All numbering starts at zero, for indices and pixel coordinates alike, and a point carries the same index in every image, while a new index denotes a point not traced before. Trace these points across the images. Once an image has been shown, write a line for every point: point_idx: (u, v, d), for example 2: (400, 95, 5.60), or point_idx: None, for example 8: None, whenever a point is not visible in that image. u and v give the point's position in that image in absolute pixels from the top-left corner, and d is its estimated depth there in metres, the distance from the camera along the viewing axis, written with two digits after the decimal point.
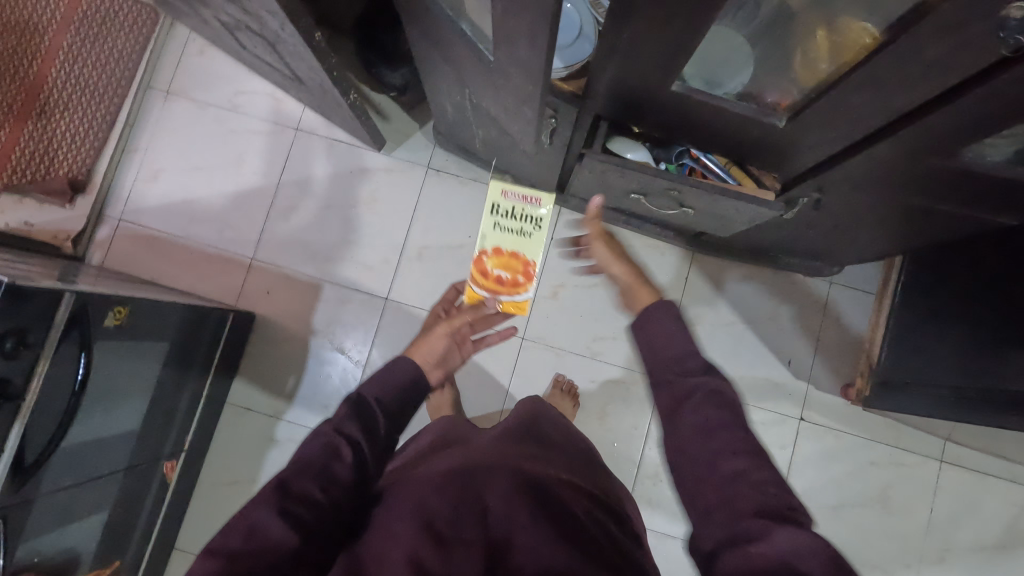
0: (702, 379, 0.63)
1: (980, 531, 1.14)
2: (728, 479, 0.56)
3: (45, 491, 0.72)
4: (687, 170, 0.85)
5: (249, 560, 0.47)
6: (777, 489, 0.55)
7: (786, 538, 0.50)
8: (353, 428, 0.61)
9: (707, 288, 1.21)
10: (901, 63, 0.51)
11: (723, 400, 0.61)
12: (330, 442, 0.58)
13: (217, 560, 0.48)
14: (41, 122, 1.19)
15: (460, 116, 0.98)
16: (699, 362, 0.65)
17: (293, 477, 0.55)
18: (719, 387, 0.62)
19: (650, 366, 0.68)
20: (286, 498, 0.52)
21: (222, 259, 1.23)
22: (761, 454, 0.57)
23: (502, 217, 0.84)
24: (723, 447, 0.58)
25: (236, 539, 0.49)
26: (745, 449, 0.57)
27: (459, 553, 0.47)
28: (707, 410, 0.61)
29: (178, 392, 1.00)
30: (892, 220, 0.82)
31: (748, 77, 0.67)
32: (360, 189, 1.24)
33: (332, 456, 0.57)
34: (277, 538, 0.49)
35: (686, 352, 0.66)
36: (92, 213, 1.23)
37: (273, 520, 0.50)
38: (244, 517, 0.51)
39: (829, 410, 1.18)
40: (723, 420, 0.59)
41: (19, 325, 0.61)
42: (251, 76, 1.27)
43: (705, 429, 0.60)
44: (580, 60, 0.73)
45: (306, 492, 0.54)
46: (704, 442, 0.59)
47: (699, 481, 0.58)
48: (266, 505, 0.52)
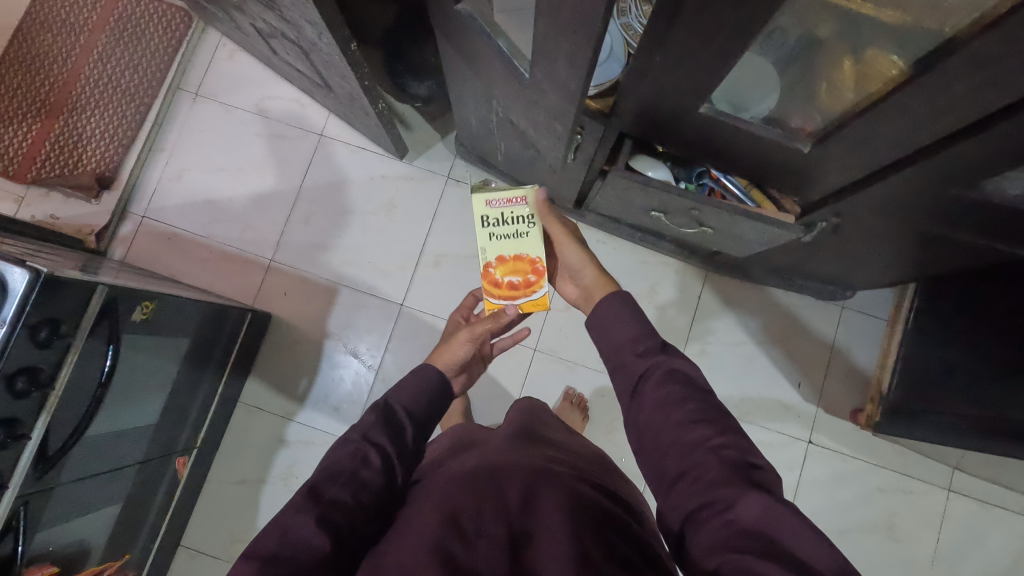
0: (656, 359, 0.63)
1: (986, 562, 1.13)
2: (694, 447, 0.54)
3: (64, 481, 0.73)
4: (706, 190, 0.87)
5: (287, 561, 0.47)
6: (741, 455, 0.53)
7: (755, 505, 0.48)
8: (382, 436, 0.60)
9: (719, 307, 1.22)
10: (929, 95, 0.52)
11: (680, 376, 0.61)
12: (360, 449, 0.58)
13: (254, 562, 0.47)
14: (71, 118, 1.22)
15: (484, 129, 1.01)
16: (654, 342, 0.65)
17: (324, 484, 0.54)
18: (676, 365, 0.62)
19: (608, 350, 0.68)
20: (320, 505, 0.52)
21: (241, 259, 1.25)
22: (725, 425, 0.56)
23: (495, 227, 0.81)
24: (685, 419, 0.57)
25: (270, 543, 0.48)
26: (707, 419, 0.56)
27: (483, 545, 0.46)
28: (667, 387, 0.60)
29: (194, 389, 1.01)
30: (908, 248, 0.83)
31: (774, 102, 0.68)
32: (379, 195, 1.26)
33: (360, 464, 0.56)
34: (312, 544, 0.48)
35: (640, 334, 0.66)
36: (116, 209, 1.24)
37: (308, 526, 0.49)
38: (279, 520, 0.50)
39: (837, 434, 1.18)
40: (681, 395, 0.59)
41: (55, 314, 0.63)
42: (278, 82, 1.30)
43: (662, 405, 0.59)
44: (610, 79, 0.75)
45: (339, 499, 0.53)
46: (663, 417, 0.58)
47: (663, 454, 0.56)
48: (301, 511, 0.51)
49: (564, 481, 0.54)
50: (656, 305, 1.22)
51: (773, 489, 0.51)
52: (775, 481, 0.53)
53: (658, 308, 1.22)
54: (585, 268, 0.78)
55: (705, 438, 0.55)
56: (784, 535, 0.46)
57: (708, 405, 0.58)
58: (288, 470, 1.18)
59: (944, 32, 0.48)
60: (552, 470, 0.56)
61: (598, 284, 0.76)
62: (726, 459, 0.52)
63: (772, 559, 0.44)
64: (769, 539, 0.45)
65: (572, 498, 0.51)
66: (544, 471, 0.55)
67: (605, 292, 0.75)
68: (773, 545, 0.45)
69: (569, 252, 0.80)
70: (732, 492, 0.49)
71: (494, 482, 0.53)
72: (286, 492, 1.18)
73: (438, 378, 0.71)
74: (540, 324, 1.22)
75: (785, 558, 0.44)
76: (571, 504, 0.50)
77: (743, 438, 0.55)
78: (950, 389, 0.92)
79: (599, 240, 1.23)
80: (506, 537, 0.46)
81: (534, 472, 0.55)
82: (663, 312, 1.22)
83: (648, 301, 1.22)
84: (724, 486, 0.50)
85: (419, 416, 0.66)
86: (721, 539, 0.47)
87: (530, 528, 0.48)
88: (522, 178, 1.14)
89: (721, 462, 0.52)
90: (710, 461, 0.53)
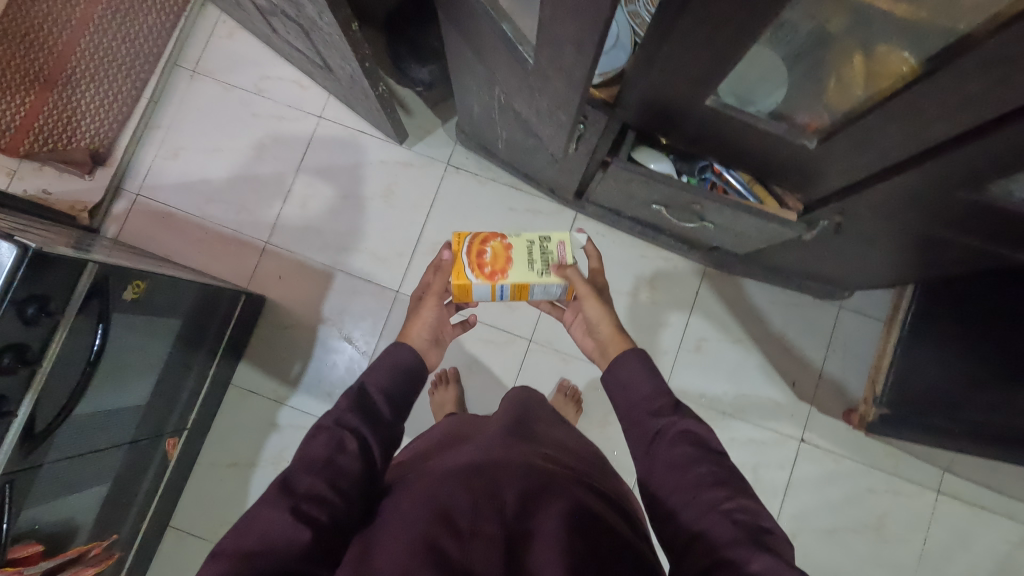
0: (669, 418, 0.63)
1: (972, 564, 1.14)
2: (711, 507, 0.53)
3: (50, 459, 0.72)
4: (708, 185, 0.85)
5: (262, 561, 0.46)
6: (755, 521, 0.52)
7: (766, 567, 0.47)
8: (357, 418, 0.59)
9: (716, 303, 1.21)
10: (939, 94, 0.51)
11: (694, 437, 0.60)
12: (337, 434, 0.57)
13: (230, 562, 0.46)
14: (66, 92, 1.20)
15: (486, 116, 0.99)
16: (668, 401, 0.65)
17: (298, 475, 0.53)
18: (692, 426, 0.61)
19: (622, 407, 0.68)
20: (295, 498, 0.51)
21: (237, 240, 1.24)
22: (740, 487, 0.56)
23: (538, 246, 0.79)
24: (699, 480, 0.56)
25: (249, 541, 0.48)
26: (721, 481, 0.56)
27: (478, 546, 0.45)
28: (680, 447, 0.59)
29: (186, 369, 1.00)
30: (909, 250, 0.82)
31: (782, 95, 0.67)
32: (377, 181, 1.25)
33: (336, 449, 0.55)
34: (291, 539, 0.48)
35: (654, 393, 0.66)
36: (110, 185, 1.23)
37: (284, 521, 0.49)
38: (255, 518, 0.49)
39: (829, 433, 1.18)
40: (695, 455, 0.58)
41: (44, 291, 0.62)
42: (278, 62, 1.28)
43: (676, 465, 0.58)
44: (614, 69, 0.74)
45: (315, 490, 0.52)
46: (676, 478, 0.58)
47: (677, 514, 0.56)
48: (274, 506, 0.50)
49: (561, 483, 0.53)
50: (653, 301, 1.21)
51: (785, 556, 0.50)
52: (789, 549, 0.53)
53: (656, 302, 1.21)
54: (602, 324, 0.78)
55: (719, 502, 0.54)
56: None
57: (722, 466, 0.58)
58: (279, 455, 1.18)
59: (958, 29, 0.47)
60: (551, 470, 0.55)
61: (613, 341, 0.77)
62: (738, 520, 0.52)
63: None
64: None
65: (570, 501, 0.51)
66: (541, 470, 0.54)
67: (619, 349, 0.75)
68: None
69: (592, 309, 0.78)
70: (744, 553, 0.49)
71: (484, 476, 0.52)
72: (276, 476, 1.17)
73: (415, 360, 0.69)
74: (537, 314, 1.21)
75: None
76: (569, 508, 0.50)
77: (757, 502, 0.55)
78: (945, 394, 0.92)
79: (598, 233, 1.22)
80: (503, 538, 0.46)
81: (527, 468, 0.54)
82: (660, 307, 1.21)
83: (646, 296, 1.21)
84: (736, 547, 0.49)
85: (396, 395, 0.65)
86: None
87: (525, 529, 0.47)
88: (523, 167, 1.13)
89: (736, 525, 0.51)
90: (723, 524, 0.52)
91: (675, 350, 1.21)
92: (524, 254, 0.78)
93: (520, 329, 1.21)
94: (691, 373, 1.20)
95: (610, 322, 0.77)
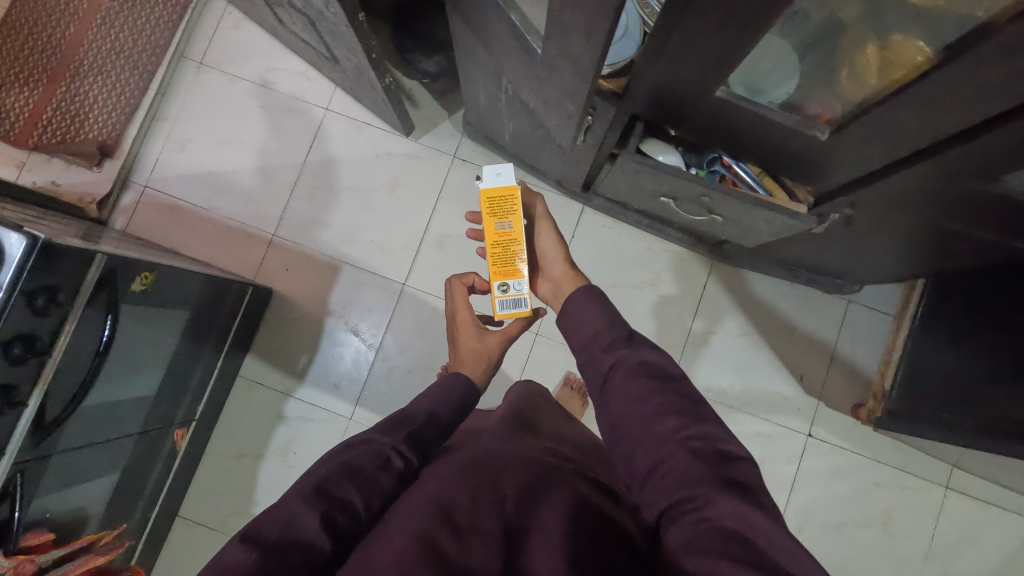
0: (622, 351, 0.63)
1: (980, 559, 1.14)
2: (667, 441, 0.54)
3: (61, 449, 0.73)
4: (717, 177, 0.85)
5: (284, 555, 0.45)
6: (711, 446, 0.53)
7: (729, 508, 0.47)
8: (409, 446, 0.57)
9: (725, 299, 1.21)
10: (955, 83, 0.50)
11: (648, 369, 0.60)
12: (384, 452, 0.55)
13: (254, 550, 0.45)
14: (73, 84, 1.20)
15: (492, 108, 0.99)
16: (621, 333, 0.65)
17: (335, 480, 0.52)
18: (644, 357, 0.61)
19: (575, 341, 0.68)
20: (328, 502, 0.50)
21: (243, 233, 1.24)
22: (698, 414, 0.56)
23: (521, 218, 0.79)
24: (654, 412, 0.56)
25: (274, 531, 0.47)
26: (677, 410, 0.56)
27: (476, 541, 0.45)
28: (635, 380, 0.60)
29: (193, 362, 1.01)
30: (920, 242, 0.81)
31: (794, 85, 0.66)
32: (383, 173, 1.24)
33: (380, 467, 0.54)
34: (313, 544, 0.46)
35: (608, 327, 0.66)
36: (118, 177, 1.23)
37: (311, 522, 0.47)
38: (286, 507, 0.49)
39: (837, 428, 1.18)
40: (650, 387, 0.58)
41: (52, 282, 0.62)
42: (284, 53, 1.27)
43: (630, 400, 0.59)
44: (625, 58, 0.73)
45: (348, 499, 0.51)
46: (631, 412, 0.58)
47: (633, 452, 0.56)
48: (307, 504, 0.49)
49: (567, 480, 0.53)
50: (659, 293, 1.21)
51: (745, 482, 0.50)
52: (752, 471, 0.53)
53: (663, 297, 1.21)
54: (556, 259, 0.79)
55: (674, 431, 0.54)
56: (758, 538, 0.45)
57: (680, 396, 0.58)
58: (286, 446, 1.19)
59: (976, 15, 0.46)
60: (554, 467, 0.55)
61: (566, 277, 0.77)
62: (695, 451, 0.52)
63: (742, 558, 0.43)
64: (731, 534, 0.45)
65: (573, 496, 0.51)
66: (541, 465, 0.55)
67: (574, 285, 0.75)
68: (744, 544, 0.44)
69: (547, 239, 0.79)
70: (706, 491, 0.48)
71: (483, 472, 0.52)
72: (284, 467, 1.18)
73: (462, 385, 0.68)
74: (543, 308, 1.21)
75: (753, 558, 0.43)
76: (574, 504, 0.50)
77: (715, 426, 0.55)
78: (955, 387, 0.91)
79: (605, 225, 1.21)
80: (501, 534, 0.46)
81: (528, 464, 0.54)
82: (667, 301, 1.21)
83: (653, 290, 1.21)
84: (697, 485, 0.49)
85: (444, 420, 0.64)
86: (692, 531, 0.46)
87: (524, 522, 0.47)
88: (529, 159, 1.12)
89: (691, 456, 0.52)
90: (680, 455, 0.52)
91: (682, 344, 1.20)
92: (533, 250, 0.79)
93: None
94: (698, 367, 1.19)
95: (562, 255, 0.78)
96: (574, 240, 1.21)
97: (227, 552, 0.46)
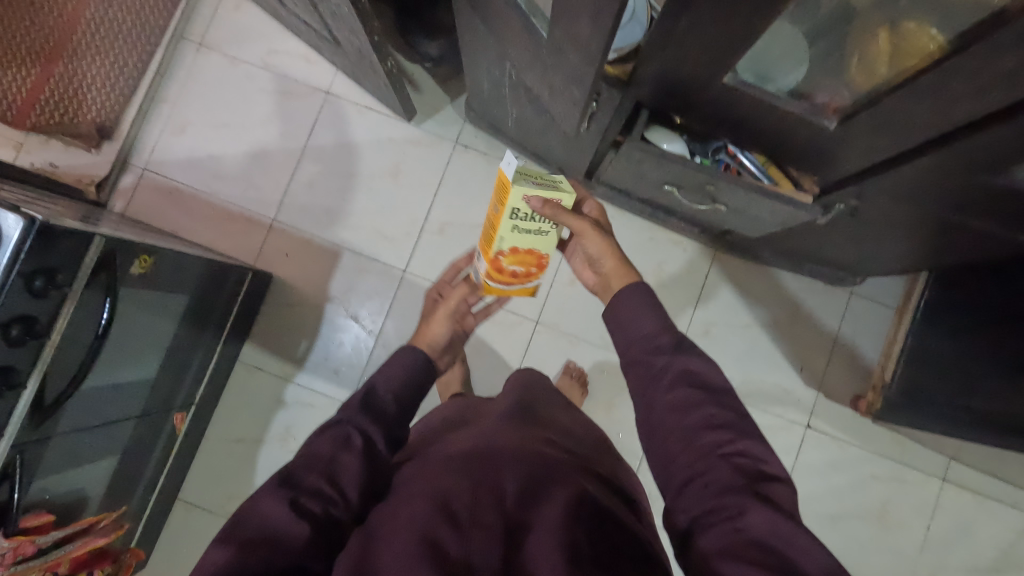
0: (669, 356, 0.61)
1: (974, 552, 1.14)
2: (708, 453, 0.54)
3: (60, 432, 0.73)
4: (721, 166, 0.82)
5: (261, 547, 0.45)
6: (754, 464, 0.53)
7: (763, 518, 0.47)
8: (369, 422, 0.59)
9: (726, 290, 1.20)
10: (971, 71, 0.49)
11: (693, 379, 0.59)
12: (344, 432, 0.56)
13: (232, 547, 0.45)
14: (71, 64, 1.19)
15: (496, 93, 0.98)
16: (669, 339, 0.62)
17: (303, 469, 0.52)
18: (692, 366, 0.59)
19: (621, 344, 0.66)
20: (296, 492, 0.50)
21: (243, 217, 1.23)
22: (743, 429, 0.55)
23: (520, 221, 0.70)
24: (699, 424, 0.56)
25: (249, 527, 0.47)
26: (722, 424, 0.55)
27: (478, 537, 0.44)
28: (679, 390, 0.58)
29: (193, 345, 1.00)
30: (927, 235, 0.80)
31: (802, 74, 0.65)
32: (384, 158, 1.23)
33: (340, 449, 0.55)
34: (289, 531, 0.46)
35: (655, 331, 0.63)
36: (117, 160, 1.22)
37: (284, 512, 0.48)
38: (252, 505, 0.49)
39: (835, 420, 1.18)
40: (696, 398, 0.57)
41: (50, 264, 0.61)
42: (285, 35, 1.26)
43: (675, 408, 0.58)
44: (631, 43, 0.71)
45: (317, 487, 0.51)
46: (678, 421, 0.57)
47: (672, 461, 0.56)
48: (274, 498, 0.49)
49: (564, 472, 0.52)
50: (661, 283, 1.20)
51: (784, 503, 0.50)
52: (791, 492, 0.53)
53: (665, 287, 1.20)
54: (605, 255, 0.74)
55: (718, 444, 0.54)
56: (792, 551, 0.45)
57: (727, 409, 0.57)
58: (285, 431, 1.19)
59: (993, 3, 0.45)
60: (553, 457, 0.54)
61: (616, 273, 0.73)
62: (737, 466, 0.52)
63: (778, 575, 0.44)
64: (766, 548, 0.46)
65: (573, 487, 0.50)
66: (541, 455, 0.54)
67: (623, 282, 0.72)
68: (780, 560, 0.45)
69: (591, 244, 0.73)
70: (742, 500, 0.49)
71: (486, 461, 0.51)
72: (283, 452, 1.18)
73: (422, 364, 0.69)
74: (544, 296, 1.21)
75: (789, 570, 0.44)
76: (573, 495, 0.50)
77: (759, 443, 0.55)
78: (959, 380, 0.90)
79: (608, 215, 1.21)
80: (502, 529, 0.45)
81: (527, 453, 0.53)
82: (669, 292, 1.20)
83: (654, 280, 1.20)
84: (734, 495, 0.50)
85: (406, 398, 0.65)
86: (729, 539, 0.47)
87: (524, 518, 0.47)
88: (532, 146, 1.11)
89: (734, 470, 0.52)
90: (722, 467, 0.52)
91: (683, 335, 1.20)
92: (532, 235, 0.73)
93: (527, 310, 1.21)
94: None
95: (612, 254, 0.73)
96: None
97: (208, 554, 0.45)
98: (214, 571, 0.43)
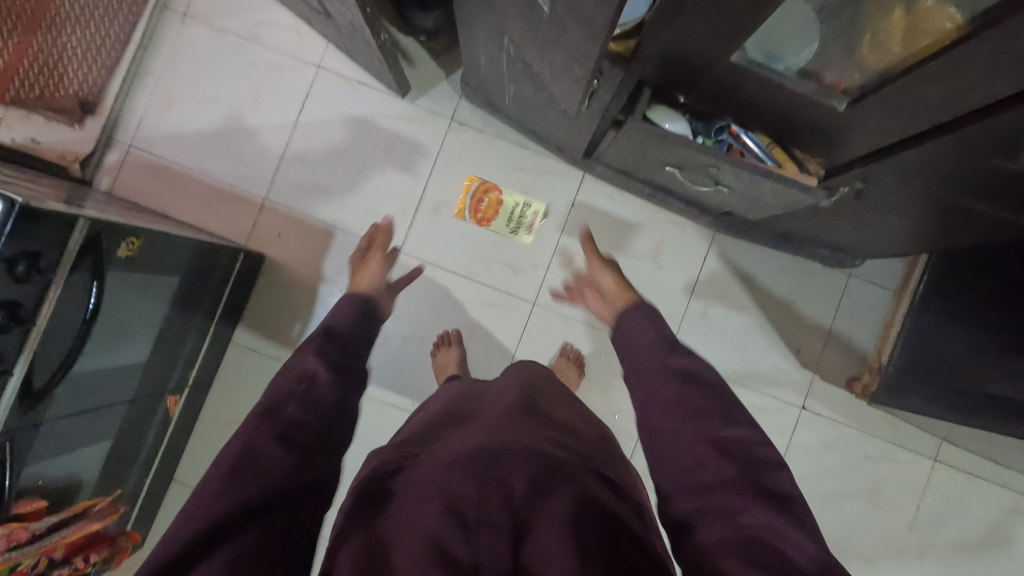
0: (662, 358, 0.64)
1: (962, 529, 1.16)
2: (700, 443, 0.55)
3: (50, 418, 0.71)
4: (724, 147, 0.79)
5: (246, 473, 0.49)
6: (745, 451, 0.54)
7: (761, 515, 0.48)
8: (323, 367, 0.63)
9: (725, 271, 1.19)
10: (990, 54, 0.47)
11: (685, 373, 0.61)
12: (309, 371, 0.61)
13: (215, 484, 0.49)
14: (50, 34, 1.14)
15: (493, 69, 0.94)
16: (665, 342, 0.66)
17: (281, 403, 0.57)
18: (684, 363, 0.62)
19: (625, 357, 0.69)
20: (278, 425, 0.54)
21: (234, 196, 1.20)
22: (731, 416, 0.57)
23: None
24: (691, 414, 0.57)
25: (231, 462, 0.50)
26: (709, 412, 0.57)
27: (485, 536, 0.44)
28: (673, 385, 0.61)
29: (184, 328, 0.99)
30: (931, 218, 0.79)
31: (812, 51, 0.62)
32: (378, 136, 1.20)
33: (312, 384, 0.60)
34: (273, 460, 0.51)
35: (656, 339, 0.67)
36: (101, 136, 1.19)
37: (269, 445, 0.52)
38: (236, 438, 0.53)
39: (831, 402, 1.18)
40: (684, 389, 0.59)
41: (32, 249, 0.59)
42: (273, 5, 1.21)
43: (667, 402, 0.60)
44: (634, 19, 0.68)
45: (296, 418, 0.55)
46: (671, 412, 0.59)
47: (662, 453, 0.57)
48: (259, 433, 0.53)
49: (571, 467, 0.51)
50: (659, 264, 1.19)
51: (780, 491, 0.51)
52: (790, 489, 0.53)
53: (662, 268, 1.19)
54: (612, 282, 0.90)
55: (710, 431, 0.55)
56: (787, 544, 0.46)
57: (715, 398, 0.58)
58: None
59: None
60: (559, 453, 0.53)
61: (621, 295, 0.88)
62: (727, 452, 0.53)
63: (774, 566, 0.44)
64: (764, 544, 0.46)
65: (576, 483, 0.50)
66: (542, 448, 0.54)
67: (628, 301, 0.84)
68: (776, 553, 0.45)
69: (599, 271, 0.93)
70: (737, 497, 0.49)
71: (489, 459, 0.51)
72: None
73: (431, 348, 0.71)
74: (540, 277, 1.19)
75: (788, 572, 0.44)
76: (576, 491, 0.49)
77: (750, 431, 0.56)
78: (956, 362, 0.90)
79: (607, 194, 1.19)
80: (509, 529, 0.45)
81: (532, 449, 0.52)
82: (666, 273, 1.19)
83: (652, 262, 1.19)
84: (728, 489, 0.50)
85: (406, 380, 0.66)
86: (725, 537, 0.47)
87: (530, 517, 0.46)
88: (530, 124, 1.09)
89: (724, 456, 0.53)
90: (712, 456, 0.53)
91: (681, 317, 1.19)
92: None
93: (524, 291, 1.19)
94: (693, 340, 1.19)
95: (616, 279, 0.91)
96: (573, 209, 1.18)
97: (194, 488, 0.49)
98: (203, 503, 0.47)
